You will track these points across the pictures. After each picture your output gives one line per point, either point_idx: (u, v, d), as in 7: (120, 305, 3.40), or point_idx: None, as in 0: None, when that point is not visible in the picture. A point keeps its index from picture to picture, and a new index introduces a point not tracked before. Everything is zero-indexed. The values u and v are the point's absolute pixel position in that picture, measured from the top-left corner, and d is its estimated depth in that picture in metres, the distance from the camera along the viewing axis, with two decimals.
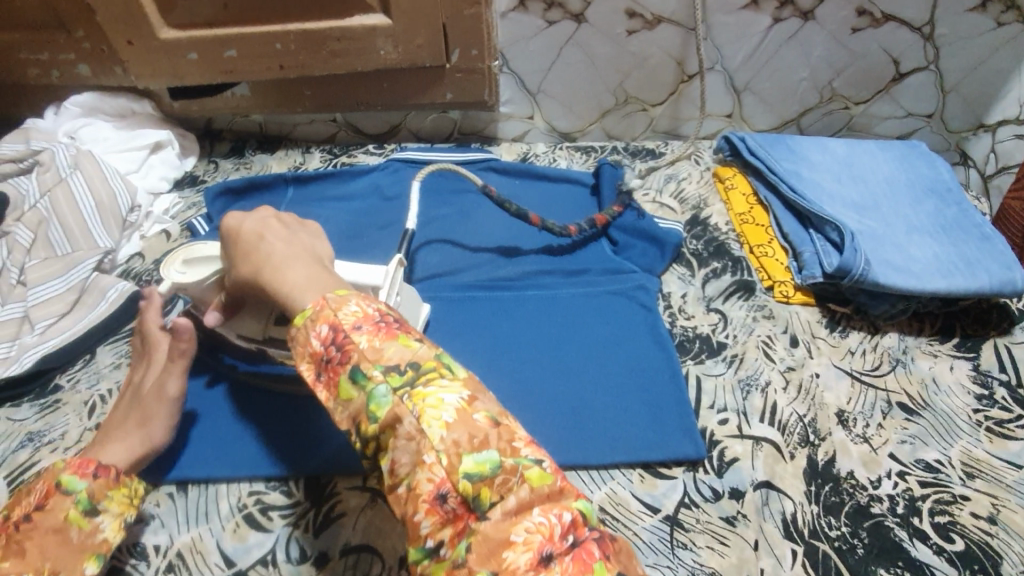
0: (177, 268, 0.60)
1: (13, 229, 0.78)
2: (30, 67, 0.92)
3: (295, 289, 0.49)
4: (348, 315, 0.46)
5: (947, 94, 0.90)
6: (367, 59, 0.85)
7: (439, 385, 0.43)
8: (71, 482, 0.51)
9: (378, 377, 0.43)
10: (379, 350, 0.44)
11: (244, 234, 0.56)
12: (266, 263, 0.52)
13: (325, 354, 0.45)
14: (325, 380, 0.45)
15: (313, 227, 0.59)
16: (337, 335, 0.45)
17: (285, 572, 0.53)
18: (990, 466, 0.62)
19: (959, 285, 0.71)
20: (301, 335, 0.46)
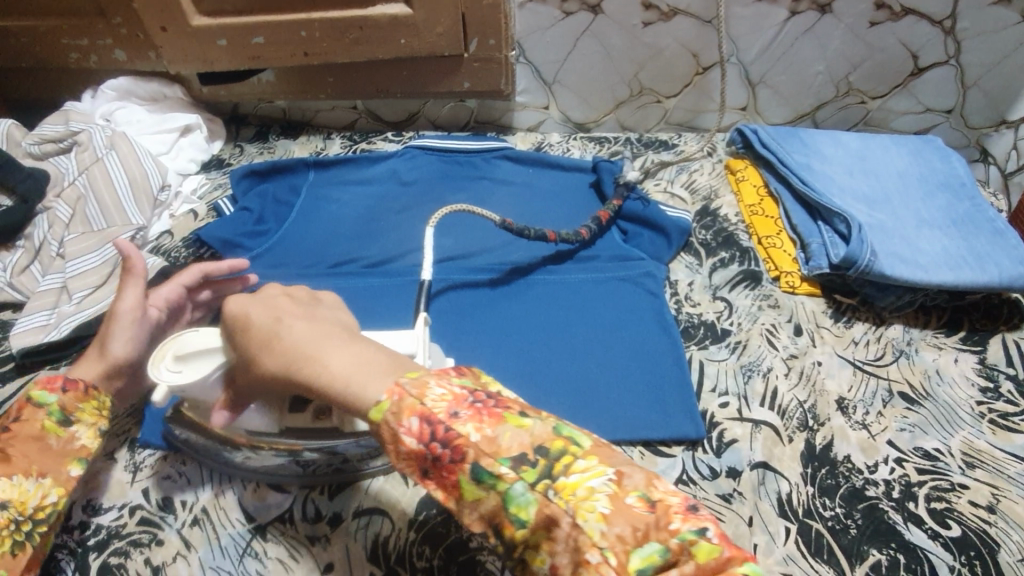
0: (168, 368, 0.52)
1: (54, 206, 0.83)
2: (70, 52, 0.96)
3: (349, 378, 0.41)
4: (436, 400, 0.37)
5: (968, 89, 0.90)
6: (388, 47, 0.88)
7: (580, 469, 0.34)
8: (41, 396, 0.55)
9: (510, 474, 0.35)
10: (494, 440, 0.36)
11: (256, 327, 0.48)
12: (297, 352, 0.44)
13: (428, 454, 0.37)
14: (437, 480, 0.38)
15: (327, 299, 0.55)
16: (435, 429, 0.36)
17: (302, 529, 0.57)
18: (992, 458, 0.62)
19: (967, 279, 0.71)
20: (388, 431, 0.38)
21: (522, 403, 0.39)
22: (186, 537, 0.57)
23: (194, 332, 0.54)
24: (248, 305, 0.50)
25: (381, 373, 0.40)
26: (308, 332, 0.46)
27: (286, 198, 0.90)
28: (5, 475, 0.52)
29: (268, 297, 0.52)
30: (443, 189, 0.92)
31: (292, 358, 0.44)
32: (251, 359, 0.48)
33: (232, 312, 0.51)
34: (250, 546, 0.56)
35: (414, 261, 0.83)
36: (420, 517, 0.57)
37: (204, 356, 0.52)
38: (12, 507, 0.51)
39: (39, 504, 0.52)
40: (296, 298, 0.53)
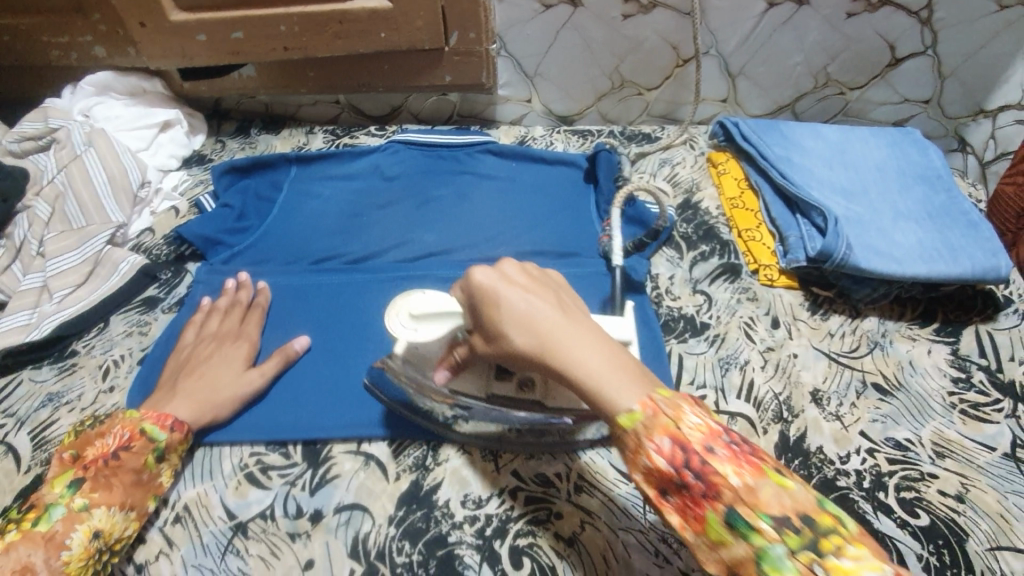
0: (405, 324, 0.54)
1: (33, 204, 0.82)
2: (50, 48, 0.95)
3: (602, 378, 0.43)
4: (691, 428, 0.41)
5: (945, 79, 0.90)
6: (367, 41, 0.87)
7: (855, 555, 0.36)
8: (153, 431, 0.57)
9: (771, 532, 0.37)
10: (753, 491, 0.39)
11: (509, 305, 0.46)
12: (551, 342, 0.45)
13: (678, 480, 0.40)
14: (673, 503, 0.41)
15: (554, 276, 0.52)
16: (689, 457, 0.40)
17: (283, 526, 0.57)
18: (961, 447, 0.64)
19: (940, 271, 0.72)
20: (634, 441, 0.42)
21: (777, 461, 0.42)
22: (168, 534, 0.57)
23: (428, 290, 0.55)
24: (500, 282, 0.47)
25: (632, 380, 0.43)
26: (568, 325, 0.46)
27: (268, 194, 0.89)
28: (103, 504, 0.53)
29: (509, 272, 0.49)
30: (425, 184, 0.91)
31: (545, 346, 0.45)
32: (490, 336, 0.47)
33: (480, 283, 0.47)
34: (231, 543, 0.56)
35: (396, 257, 0.83)
36: (401, 513, 0.58)
37: (442, 318, 0.53)
38: (103, 537, 0.53)
39: (119, 535, 0.54)
40: (534, 276, 0.50)
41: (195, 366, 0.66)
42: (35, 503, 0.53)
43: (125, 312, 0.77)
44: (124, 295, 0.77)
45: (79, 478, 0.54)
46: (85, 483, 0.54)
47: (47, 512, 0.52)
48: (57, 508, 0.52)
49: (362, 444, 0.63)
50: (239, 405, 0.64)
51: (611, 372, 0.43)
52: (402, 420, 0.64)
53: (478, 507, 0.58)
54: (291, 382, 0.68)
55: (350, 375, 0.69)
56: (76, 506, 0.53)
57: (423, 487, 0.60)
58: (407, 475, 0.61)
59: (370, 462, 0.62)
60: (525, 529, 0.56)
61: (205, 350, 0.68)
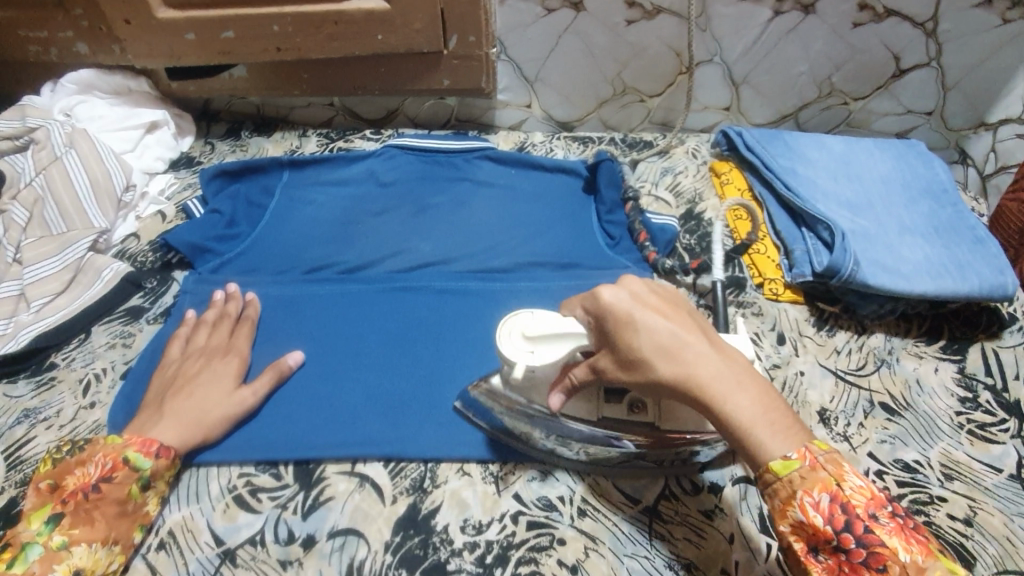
0: (521, 347, 0.53)
1: (9, 207, 0.79)
2: (29, 44, 0.92)
3: (756, 422, 0.44)
4: (854, 491, 0.43)
5: (948, 91, 0.90)
6: (363, 43, 0.85)
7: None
8: (137, 459, 0.55)
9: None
10: (923, 570, 0.40)
11: (655, 330, 0.47)
12: (701, 375, 0.45)
13: (835, 540, 0.42)
14: (825, 562, 0.43)
15: (681, 299, 0.53)
16: (852, 521, 0.42)
17: (273, 553, 0.55)
18: (969, 469, 0.63)
19: (947, 287, 0.71)
20: (788, 492, 0.43)
21: (942, 542, 0.42)
22: (152, 562, 0.54)
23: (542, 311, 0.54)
24: (638, 307, 0.47)
25: (779, 425, 0.45)
26: (715, 358, 0.46)
27: (259, 199, 0.86)
28: (84, 541, 0.51)
29: (644, 295, 0.49)
30: (423, 190, 0.89)
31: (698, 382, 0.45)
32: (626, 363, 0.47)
33: (619, 309, 0.48)
34: (219, 571, 0.54)
35: (391, 267, 0.80)
36: (397, 538, 0.55)
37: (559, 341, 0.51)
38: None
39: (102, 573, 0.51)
40: (669, 302, 0.50)
41: (178, 386, 0.62)
42: (9, 542, 0.51)
43: (107, 323, 0.74)
44: (107, 304, 0.74)
45: (58, 513, 0.52)
46: (64, 518, 0.52)
47: (23, 552, 0.50)
48: (34, 547, 0.50)
49: (356, 464, 0.61)
50: (230, 424, 0.62)
51: (761, 415, 0.45)
52: (398, 440, 0.62)
53: (478, 532, 0.56)
54: (282, 397, 0.66)
55: (343, 391, 0.66)
56: (54, 545, 0.50)
57: (420, 511, 0.57)
58: (404, 498, 0.58)
59: (365, 483, 0.59)
60: (528, 555, 0.54)
61: (192, 367, 0.65)
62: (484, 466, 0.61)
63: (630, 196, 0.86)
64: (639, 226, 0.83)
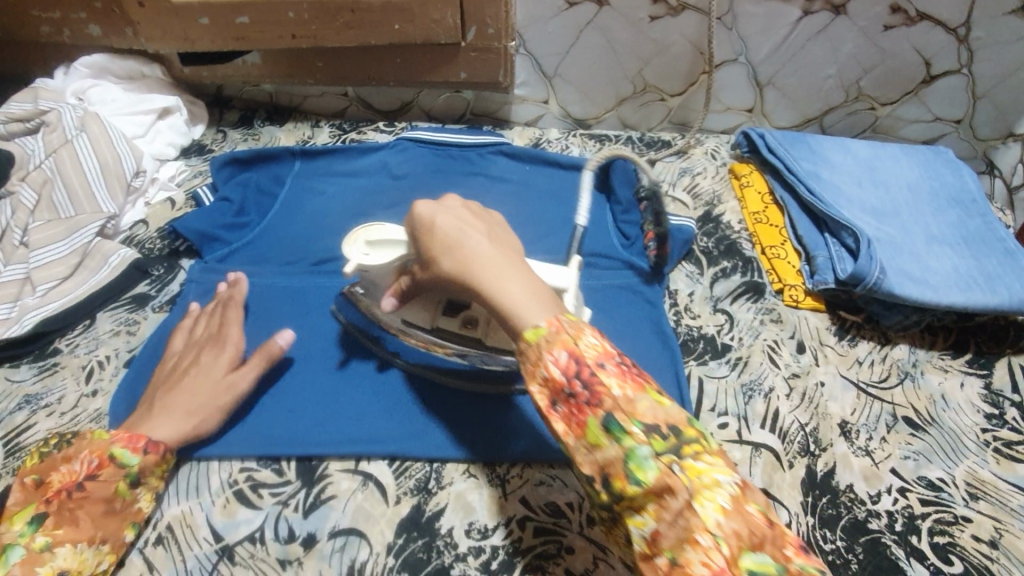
0: (360, 249, 0.58)
1: (18, 190, 0.78)
2: (41, 24, 0.91)
3: (521, 304, 0.47)
4: (588, 347, 0.44)
5: (979, 100, 0.87)
6: (380, 33, 0.84)
7: (707, 461, 0.41)
8: (123, 456, 0.53)
9: (640, 436, 0.41)
10: (632, 402, 0.42)
11: (442, 232, 0.52)
12: (474, 265, 0.50)
13: (567, 387, 0.43)
14: (561, 412, 0.44)
15: (496, 217, 0.56)
16: (581, 369, 0.43)
17: (272, 552, 0.53)
18: (995, 488, 0.60)
19: (976, 300, 0.69)
20: (535, 353, 0.44)
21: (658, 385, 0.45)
22: (149, 558, 0.53)
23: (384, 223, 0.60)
24: (437, 211, 0.53)
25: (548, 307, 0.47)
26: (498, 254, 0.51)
27: (269, 188, 0.85)
28: (68, 542, 0.49)
29: (450, 205, 0.55)
30: (436, 185, 0.87)
31: (473, 271, 0.49)
32: (428, 260, 0.53)
33: (422, 215, 0.54)
34: (217, 569, 0.52)
35: None
36: (400, 541, 0.54)
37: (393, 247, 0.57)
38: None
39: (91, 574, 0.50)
40: (473, 211, 0.55)
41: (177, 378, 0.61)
42: None
43: (112, 309, 0.73)
44: (113, 290, 0.73)
45: (41, 513, 0.50)
46: (48, 518, 0.50)
47: (3, 554, 0.48)
48: (15, 549, 0.48)
49: (361, 463, 0.59)
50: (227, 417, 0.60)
51: (530, 299, 0.47)
52: (404, 438, 0.60)
53: (483, 538, 0.54)
54: (288, 390, 0.64)
55: (349, 386, 0.65)
56: (37, 547, 0.48)
57: (425, 513, 0.56)
58: (408, 498, 0.57)
59: (368, 482, 0.58)
60: (534, 563, 0.52)
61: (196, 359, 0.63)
62: (490, 469, 0.59)
63: (643, 194, 0.82)
64: (651, 225, 0.80)
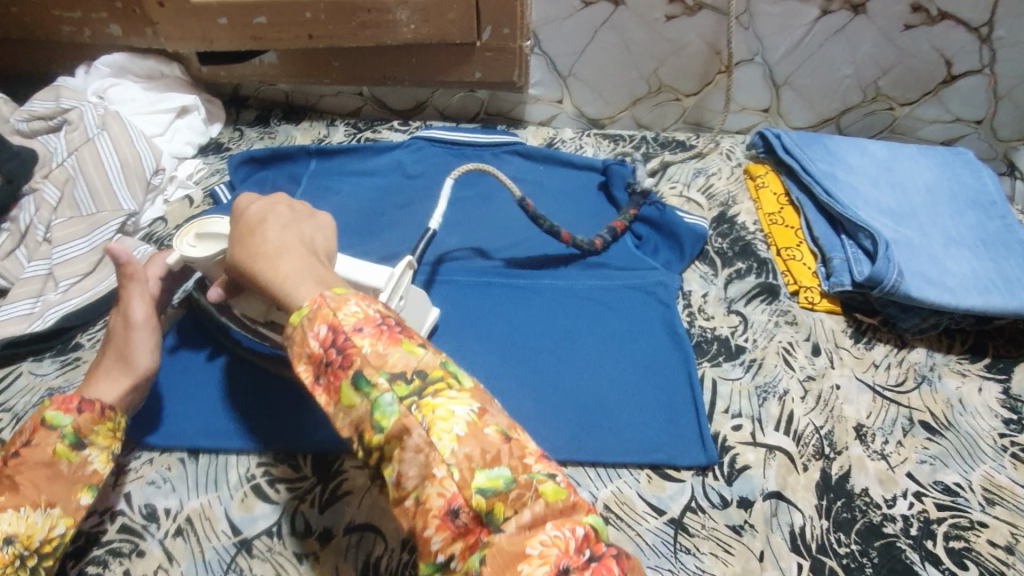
0: (188, 242, 0.61)
1: (41, 188, 0.79)
2: (64, 24, 0.93)
3: (287, 280, 0.47)
4: (348, 315, 0.43)
5: (999, 100, 0.86)
6: (396, 32, 0.85)
7: (449, 396, 0.40)
8: (55, 417, 0.52)
9: (384, 385, 0.41)
10: (382, 356, 0.42)
11: (249, 217, 0.53)
12: (260, 248, 0.50)
13: (324, 357, 0.42)
14: (324, 384, 0.43)
15: (323, 218, 0.55)
16: (336, 337, 0.42)
17: (289, 545, 0.54)
18: (1013, 494, 0.59)
19: (995, 304, 0.68)
20: (299, 332, 0.44)
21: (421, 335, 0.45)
22: (169, 548, 0.54)
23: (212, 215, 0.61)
24: (248, 202, 0.54)
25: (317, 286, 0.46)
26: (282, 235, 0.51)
27: (286, 187, 0.86)
28: (10, 507, 0.48)
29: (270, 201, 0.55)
30: (451, 184, 0.88)
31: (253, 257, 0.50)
32: (230, 249, 0.53)
33: (239, 204, 0.55)
34: (234, 562, 0.53)
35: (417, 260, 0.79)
36: (415, 537, 0.54)
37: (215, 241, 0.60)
38: (18, 542, 0.48)
39: (45, 537, 0.49)
40: (291, 204, 0.55)
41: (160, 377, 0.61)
42: None
43: None
44: None
45: None
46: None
47: None
48: None
49: None
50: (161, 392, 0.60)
51: (300, 277, 0.47)
52: None
53: None
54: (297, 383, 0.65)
55: None
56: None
57: None
58: None
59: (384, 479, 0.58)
60: None
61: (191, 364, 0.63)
62: None
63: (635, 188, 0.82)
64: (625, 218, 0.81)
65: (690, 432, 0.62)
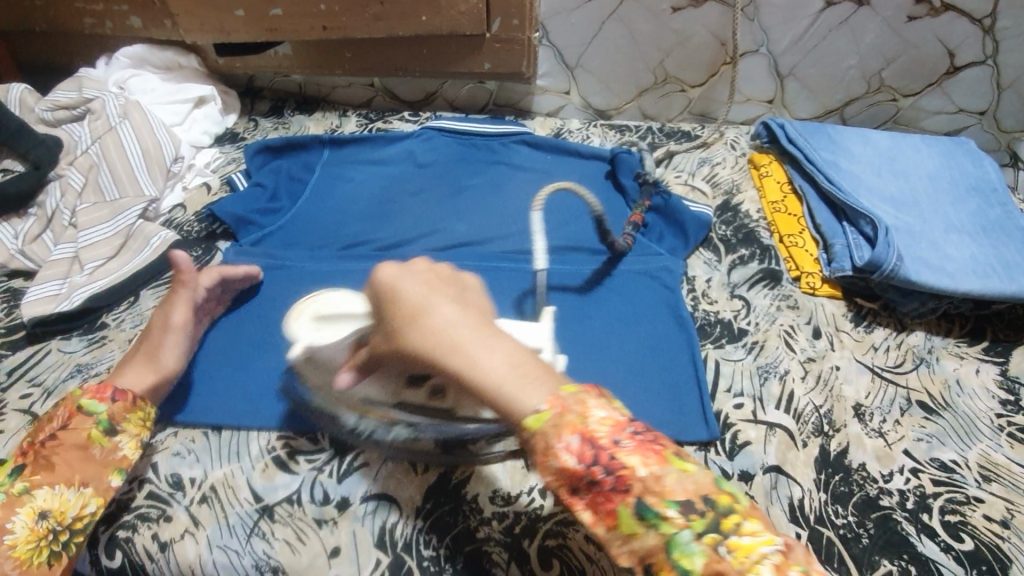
0: (311, 327, 0.62)
1: (67, 174, 0.82)
2: (85, 16, 0.95)
3: (503, 382, 0.43)
4: (598, 423, 0.42)
5: (1002, 91, 0.87)
6: (408, 23, 0.87)
7: (749, 532, 0.39)
8: (91, 404, 0.55)
9: (678, 518, 0.39)
10: (660, 479, 0.40)
11: (407, 299, 0.48)
12: (447, 338, 0.45)
13: (588, 476, 0.40)
14: (584, 502, 0.41)
15: (470, 281, 0.53)
16: (598, 453, 0.41)
17: (309, 513, 0.56)
18: (1009, 472, 0.61)
19: (993, 288, 0.69)
20: (541, 441, 0.41)
21: (678, 447, 0.43)
22: (195, 514, 0.57)
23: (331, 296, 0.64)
24: (400, 277, 0.50)
25: (534, 385, 0.43)
26: (465, 321, 0.46)
27: (300, 175, 0.89)
28: (46, 485, 0.52)
29: (416, 270, 0.51)
30: (460, 172, 0.90)
31: (447, 350, 0.45)
32: (394, 334, 0.48)
33: (383, 281, 0.50)
34: (258, 526, 0.56)
35: (427, 245, 0.82)
36: (428, 505, 0.57)
37: (342, 320, 0.60)
38: (52, 517, 0.51)
39: (77, 514, 0.53)
40: (440, 275, 0.51)
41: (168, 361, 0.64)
42: None
43: (154, 287, 0.76)
44: (155, 269, 0.77)
45: (19, 465, 0.53)
46: (26, 467, 0.53)
47: None
48: None
49: None
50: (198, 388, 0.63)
51: (511, 374, 0.44)
52: None
53: (507, 504, 0.57)
54: None
55: None
56: (16, 491, 0.52)
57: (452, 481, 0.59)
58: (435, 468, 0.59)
59: None
60: (555, 529, 0.55)
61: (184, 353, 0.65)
62: None
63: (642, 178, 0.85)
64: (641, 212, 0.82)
65: (694, 410, 0.65)
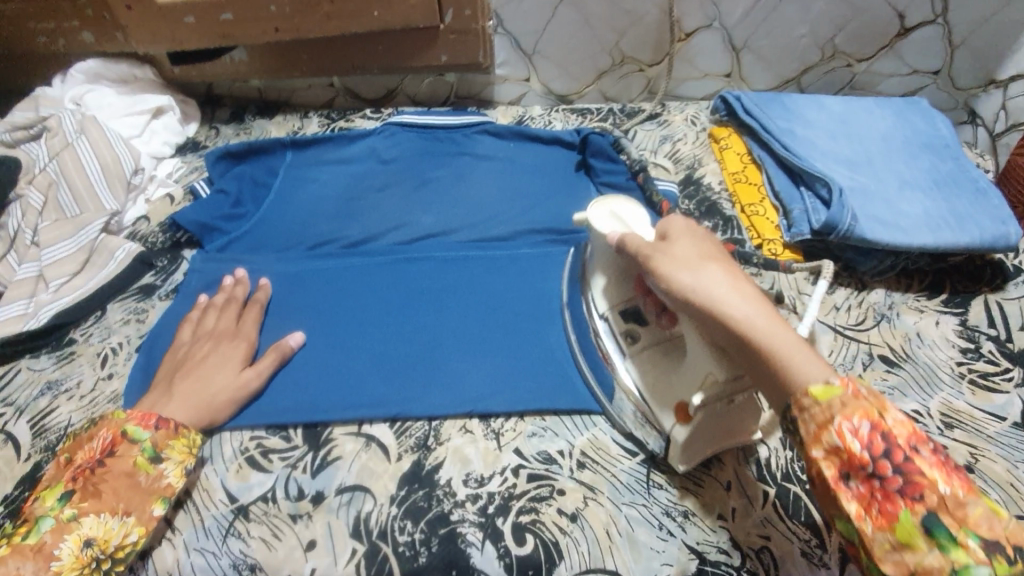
0: (606, 215, 0.59)
1: (26, 193, 0.81)
2: (38, 36, 0.95)
3: (785, 350, 0.45)
4: (896, 423, 0.41)
5: (956, 48, 0.88)
6: (361, 21, 0.87)
7: None
8: (136, 431, 0.56)
9: (979, 551, 0.36)
10: (962, 506, 0.38)
11: (682, 248, 0.52)
12: (722, 292, 0.47)
13: (874, 467, 0.40)
14: (855, 490, 0.41)
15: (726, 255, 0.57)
16: (892, 450, 0.40)
17: (284, 508, 0.57)
18: (970, 417, 0.63)
19: (946, 241, 0.71)
20: (823, 414, 0.42)
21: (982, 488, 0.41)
22: (170, 518, 0.57)
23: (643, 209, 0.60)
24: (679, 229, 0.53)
25: (811, 359, 0.44)
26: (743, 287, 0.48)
27: (263, 179, 0.89)
28: (93, 512, 0.52)
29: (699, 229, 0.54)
30: (423, 165, 0.90)
31: (718, 305, 0.47)
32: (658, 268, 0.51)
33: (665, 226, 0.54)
34: (233, 526, 0.56)
35: (393, 239, 0.82)
36: (402, 492, 0.57)
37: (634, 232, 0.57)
38: (97, 544, 0.51)
39: (120, 543, 0.52)
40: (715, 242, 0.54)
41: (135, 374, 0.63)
42: (26, 517, 0.52)
43: (122, 300, 0.76)
44: (121, 282, 0.77)
45: (69, 490, 0.53)
46: (74, 493, 0.53)
47: (36, 524, 0.51)
48: (47, 519, 0.52)
49: (363, 426, 0.63)
50: None
51: (793, 346, 0.45)
52: (405, 401, 0.64)
53: (480, 485, 0.58)
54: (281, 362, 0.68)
55: (349, 361, 0.68)
56: (65, 517, 0.51)
57: (425, 467, 0.59)
58: (409, 455, 0.60)
59: (371, 443, 0.61)
60: (529, 505, 0.56)
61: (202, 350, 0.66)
62: (486, 424, 0.63)
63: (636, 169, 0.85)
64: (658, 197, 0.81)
65: None
